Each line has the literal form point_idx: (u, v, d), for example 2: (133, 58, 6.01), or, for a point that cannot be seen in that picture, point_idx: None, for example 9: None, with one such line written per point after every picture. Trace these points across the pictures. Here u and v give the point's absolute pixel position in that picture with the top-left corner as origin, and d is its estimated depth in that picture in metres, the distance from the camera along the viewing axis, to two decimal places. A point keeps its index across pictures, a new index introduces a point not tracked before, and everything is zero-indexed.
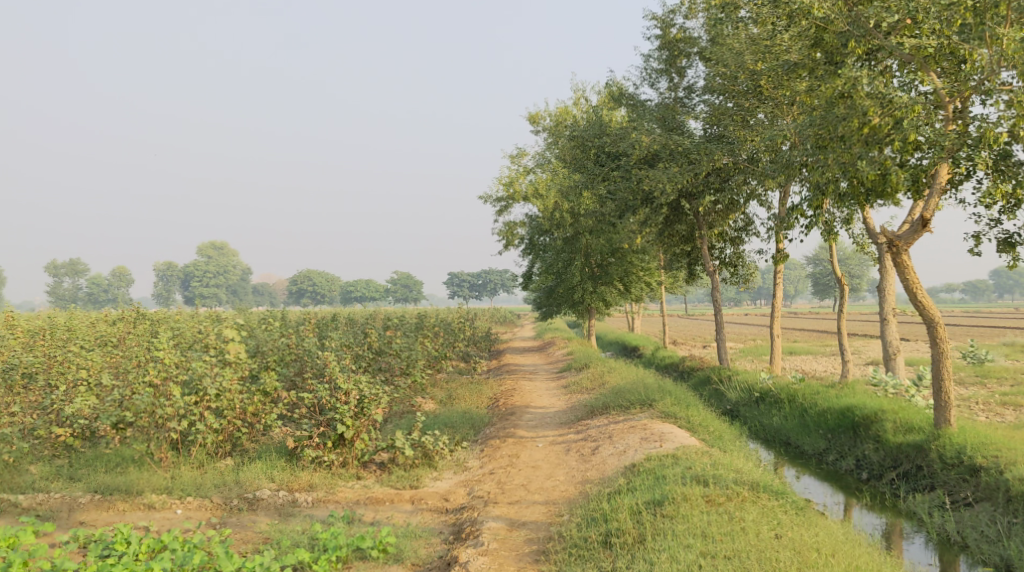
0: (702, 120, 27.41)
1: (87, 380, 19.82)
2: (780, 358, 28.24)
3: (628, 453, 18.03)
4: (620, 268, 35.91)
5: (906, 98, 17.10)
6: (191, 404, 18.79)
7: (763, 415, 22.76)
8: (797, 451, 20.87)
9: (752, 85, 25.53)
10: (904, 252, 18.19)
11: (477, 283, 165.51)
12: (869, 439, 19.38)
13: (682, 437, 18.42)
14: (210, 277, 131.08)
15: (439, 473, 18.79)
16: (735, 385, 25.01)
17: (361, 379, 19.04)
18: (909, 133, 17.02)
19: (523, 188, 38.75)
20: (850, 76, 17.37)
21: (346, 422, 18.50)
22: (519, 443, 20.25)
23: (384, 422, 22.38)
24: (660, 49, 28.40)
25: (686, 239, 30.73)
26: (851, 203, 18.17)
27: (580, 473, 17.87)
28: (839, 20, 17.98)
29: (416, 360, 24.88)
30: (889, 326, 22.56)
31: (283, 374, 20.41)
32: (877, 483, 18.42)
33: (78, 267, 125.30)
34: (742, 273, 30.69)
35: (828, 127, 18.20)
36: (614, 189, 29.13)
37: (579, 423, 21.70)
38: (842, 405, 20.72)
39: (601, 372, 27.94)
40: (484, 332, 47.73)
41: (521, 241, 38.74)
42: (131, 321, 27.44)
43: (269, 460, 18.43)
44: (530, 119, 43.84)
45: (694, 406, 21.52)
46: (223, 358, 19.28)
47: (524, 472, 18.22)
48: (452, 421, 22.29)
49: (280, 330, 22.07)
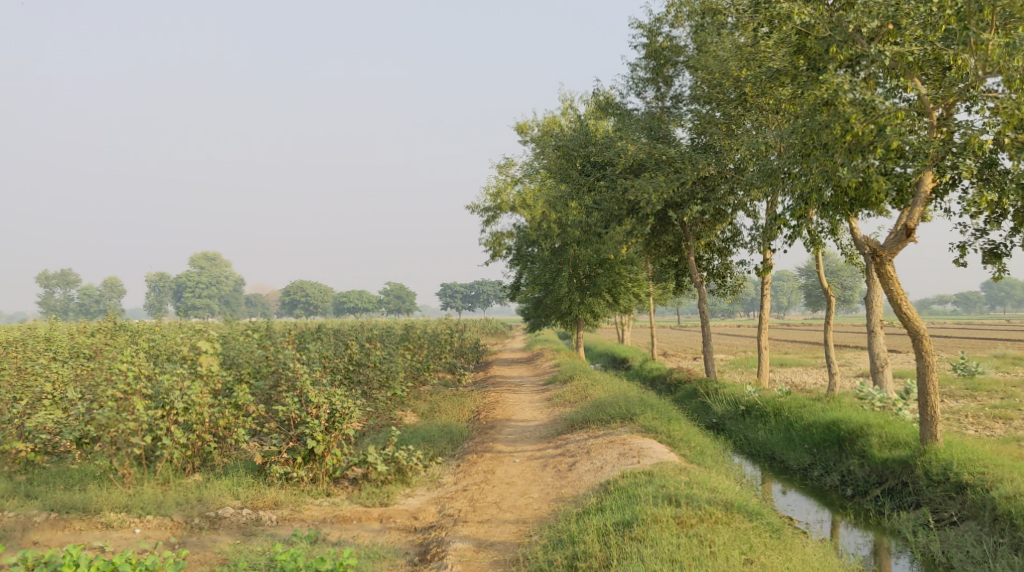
0: (689, 130, 26.98)
1: (53, 393, 19.34)
2: (767, 370, 27.79)
3: (605, 469, 17.53)
4: (609, 279, 35.37)
5: (890, 105, 16.67)
6: (157, 418, 18.27)
7: (748, 429, 22.28)
8: (782, 465, 20.38)
9: (738, 92, 25.07)
10: (888, 262, 17.72)
11: (471, 295, 164.90)
12: (854, 455, 18.90)
13: (661, 452, 17.93)
14: (201, 288, 130.39)
15: (412, 490, 18.28)
16: (721, 398, 24.52)
17: (334, 393, 18.50)
18: (892, 141, 16.59)
19: (511, 198, 38.33)
20: (832, 82, 16.93)
21: (316, 437, 18.01)
22: (496, 458, 19.74)
23: (362, 436, 21.84)
24: (646, 58, 27.99)
25: (673, 250, 30.31)
26: (835, 212, 17.75)
27: (555, 490, 17.36)
28: (821, 25, 17.54)
29: (396, 373, 24.37)
30: (876, 338, 22.12)
31: (257, 387, 19.86)
32: (862, 500, 17.93)
33: (70, 278, 124.68)
34: (731, 284, 30.21)
35: (811, 134, 17.79)
36: (599, 199, 28.68)
37: (559, 437, 21.19)
38: (827, 419, 20.25)
39: (585, 384, 27.39)
40: (473, 343, 47.25)
41: (509, 252, 38.31)
42: (110, 332, 26.91)
43: (235, 477, 17.90)
44: (519, 129, 43.42)
45: (677, 420, 21.02)
46: (193, 371, 18.77)
47: (498, 489, 17.72)
48: (431, 434, 21.76)
49: (257, 341, 21.51)
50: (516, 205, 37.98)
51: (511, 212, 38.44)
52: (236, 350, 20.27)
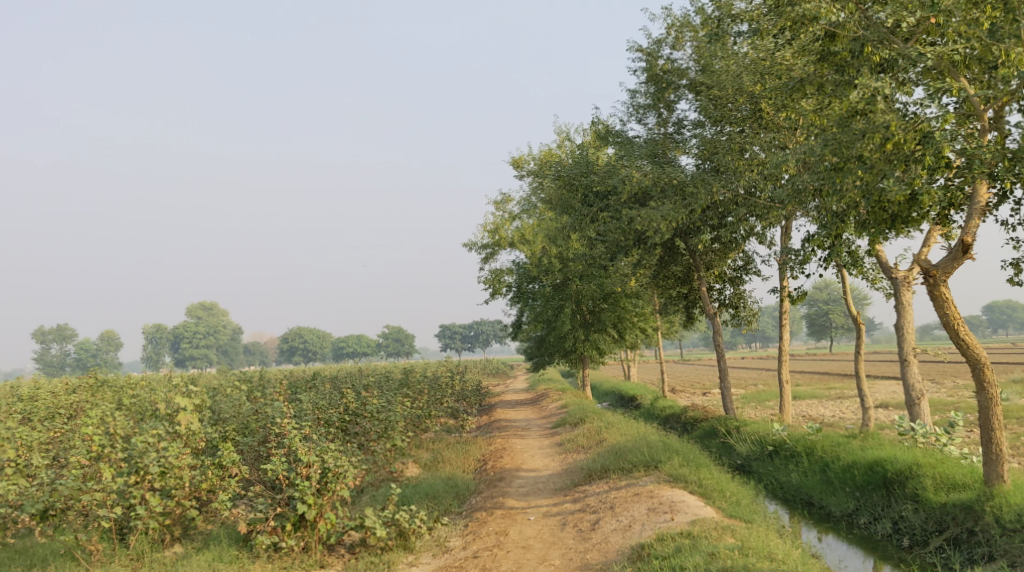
0: (695, 154, 25.08)
1: (18, 460, 17.51)
2: (791, 405, 25.80)
3: (635, 528, 15.71)
4: (613, 314, 33.31)
5: (936, 108, 15.02)
6: (130, 486, 16.43)
7: (779, 471, 20.28)
8: (823, 512, 18.45)
9: (752, 109, 23.48)
10: (942, 283, 15.94)
11: (470, 335, 162.92)
12: (906, 498, 17.05)
13: (696, 507, 16.09)
14: (199, 337, 128.47)
15: (416, 558, 16.47)
16: (744, 437, 22.53)
17: (327, 450, 16.71)
18: (942, 146, 14.89)
19: (509, 234, 37.08)
20: (869, 86, 15.37)
21: (308, 501, 16.25)
22: (508, 516, 17.80)
23: (360, 495, 19.92)
24: (646, 83, 26.30)
25: (682, 281, 28.48)
26: (875, 231, 16.15)
27: (578, 555, 15.57)
28: (852, 24, 15.83)
29: (395, 423, 22.49)
30: (911, 368, 20.13)
31: (245, 446, 17.96)
32: (923, 551, 16.05)
33: (67, 332, 122.90)
34: (744, 315, 28.31)
35: (842, 146, 16.02)
36: (604, 231, 26.81)
37: (575, 489, 19.28)
38: (870, 458, 18.39)
39: (598, 427, 25.43)
40: (474, 384, 45.34)
41: (510, 289, 36.58)
42: (92, 389, 24.98)
43: (217, 550, 16.38)
44: (514, 164, 41.88)
45: (706, 465, 19.07)
46: (172, 431, 17.03)
47: (513, 555, 15.89)
48: (435, 489, 19.81)
49: (244, 394, 19.54)
50: (515, 241, 36.58)
51: (510, 248, 37.11)
52: (224, 405, 18.68)
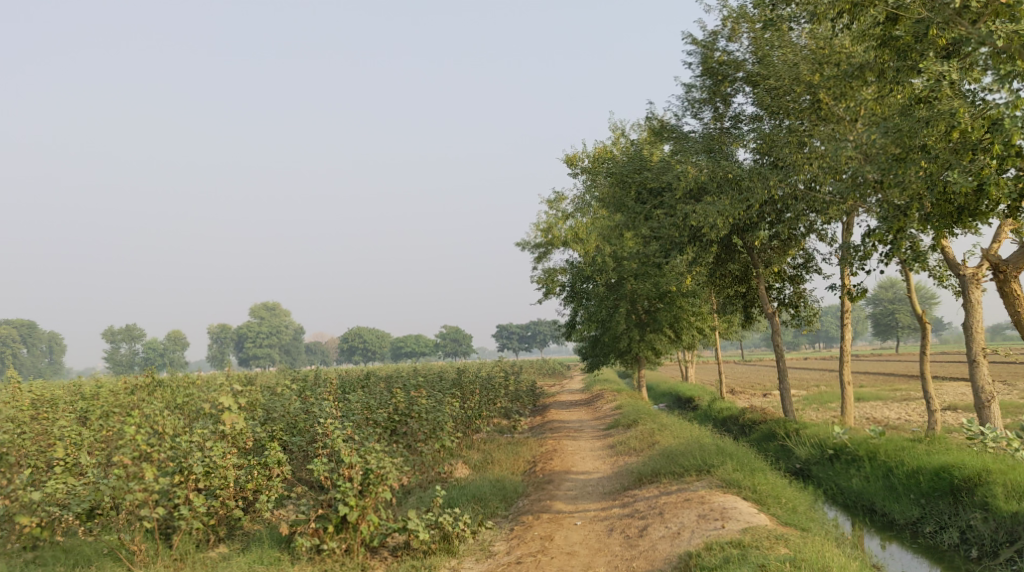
0: (752, 149, 24.15)
1: (67, 459, 17.35)
2: (852, 407, 24.83)
3: (683, 536, 15.11)
4: (670, 314, 32.43)
5: (1006, 94, 14.10)
6: (175, 486, 16.21)
7: (840, 476, 19.45)
8: (886, 520, 17.61)
9: (812, 99, 22.66)
10: (1013, 279, 15.08)
11: (529, 335, 162.46)
12: (976, 507, 16.22)
13: (749, 514, 15.42)
14: (262, 336, 129.85)
15: (459, 562, 16.04)
16: (803, 441, 21.66)
17: (370, 450, 16.29)
18: (1012, 135, 13.72)
19: (562, 233, 36.61)
20: (935, 71, 14.56)
21: (348, 503, 15.88)
22: (555, 521, 17.29)
23: (406, 497, 19.52)
24: (702, 77, 25.52)
25: (739, 280, 27.61)
26: (939, 225, 15.33)
27: (624, 563, 15.00)
28: (916, 6, 15.02)
29: (444, 422, 22.03)
30: (980, 368, 19.05)
31: (291, 445, 17.65)
32: (992, 563, 15.22)
33: (135, 331, 124.88)
34: (804, 315, 27.38)
35: (904, 136, 15.45)
36: (659, 228, 26.08)
37: (625, 494, 18.67)
38: (936, 464, 17.51)
39: (652, 430, 24.75)
40: (530, 385, 44.83)
41: (564, 288, 35.98)
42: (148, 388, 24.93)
43: (259, 552, 16.12)
44: (567, 162, 41.33)
45: (761, 469, 18.30)
46: (219, 430, 16.84)
47: (557, 563, 15.37)
48: (483, 491, 19.31)
49: (290, 393, 19.22)
50: (569, 240, 36.05)
51: (563, 247, 36.69)
52: (274, 403, 18.26)
